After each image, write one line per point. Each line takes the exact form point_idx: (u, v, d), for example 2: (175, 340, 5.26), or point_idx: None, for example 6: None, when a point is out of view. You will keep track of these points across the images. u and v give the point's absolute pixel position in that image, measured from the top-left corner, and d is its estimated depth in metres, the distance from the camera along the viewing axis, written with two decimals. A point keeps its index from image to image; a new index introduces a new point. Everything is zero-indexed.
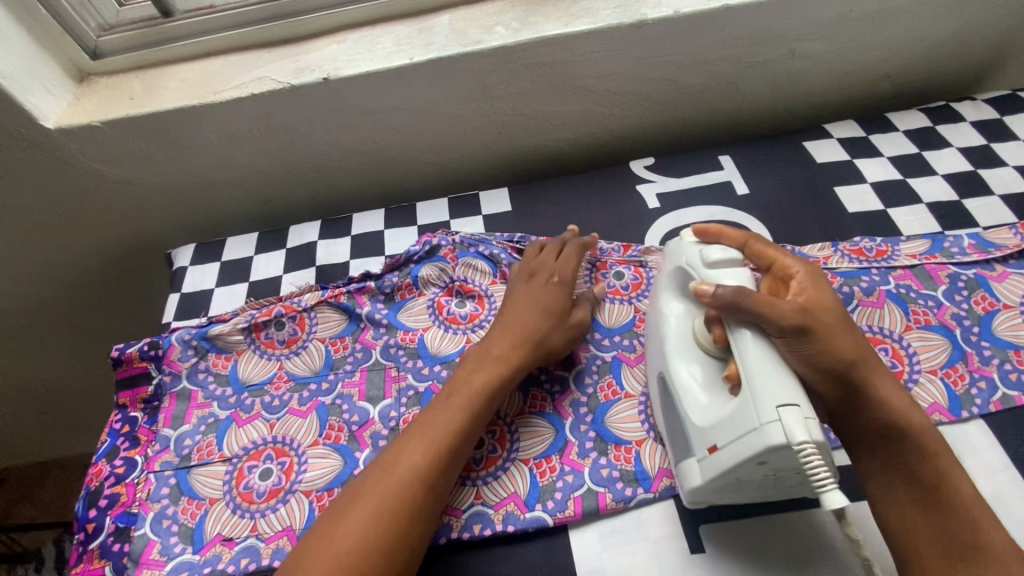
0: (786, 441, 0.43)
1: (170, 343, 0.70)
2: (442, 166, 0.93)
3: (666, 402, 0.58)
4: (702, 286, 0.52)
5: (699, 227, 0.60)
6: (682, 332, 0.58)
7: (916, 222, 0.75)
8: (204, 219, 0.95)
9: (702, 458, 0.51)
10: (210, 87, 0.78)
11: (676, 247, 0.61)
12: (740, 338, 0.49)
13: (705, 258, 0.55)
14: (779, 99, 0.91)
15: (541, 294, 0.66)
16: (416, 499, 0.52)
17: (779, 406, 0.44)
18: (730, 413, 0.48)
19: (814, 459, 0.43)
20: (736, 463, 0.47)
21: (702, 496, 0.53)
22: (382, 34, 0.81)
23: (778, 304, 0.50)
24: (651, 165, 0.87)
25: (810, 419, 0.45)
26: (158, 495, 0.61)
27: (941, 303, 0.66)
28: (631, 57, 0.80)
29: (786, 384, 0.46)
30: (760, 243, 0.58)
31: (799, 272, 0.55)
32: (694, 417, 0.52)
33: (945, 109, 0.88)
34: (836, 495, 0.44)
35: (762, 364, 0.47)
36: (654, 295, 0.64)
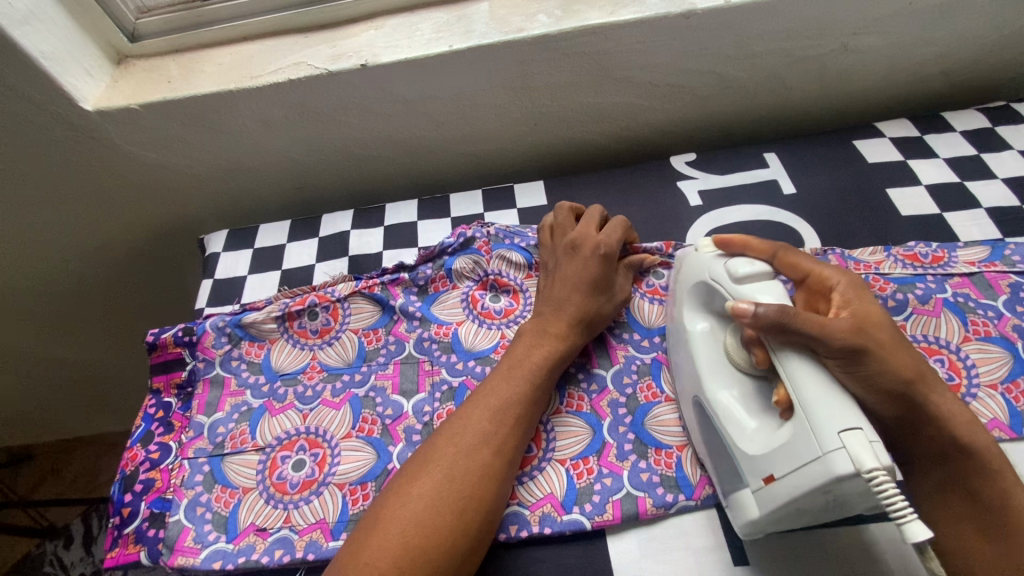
0: (853, 469, 0.41)
1: (204, 329, 0.70)
2: (476, 158, 0.91)
3: (706, 428, 0.55)
4: (739, 304, 0.48)
5: (720, 237, 0.57)
6: (715, 355, 0.55)
7: (974, 228, 0.72)
8: (236, 205, 0.95)
9: (758, 490, 0.48)
10: (247, 72, 0.78)
11: (694, 260, 0.59)
12: (787, 361, 0.47)
13: (734, 274, 0.53)
14: (828, 95, 0.88)
15: (586, 267, 0.64)
16: (460, 517, 0.51)
17: (842, 431, 0.42)
18: (786, 441, 0.46)
19: (888, 487, 0.40)
20: (800, 493, 0.44)
21: (761, 528, 0.50)
22: (420, 20, 0.80)
23: (828, 324, 0.46)
24: (693, 161, 0.84)
25: (876, 442, 0.42)
26: (192, 482, 0.61)
27: (1002, 314, 0.63)
28: (677, 48, 0.78)
29: (844, 406, 0.44)
30: (789, 254, 0.54)
31: (840, 284, 0.52)
32: (744, 447, 0.50)
33: (1005, 109, 0.84)
34: (919, 525, 0.39)
35: (818, 387, 0.45)
36: (675, 309, 0.62)
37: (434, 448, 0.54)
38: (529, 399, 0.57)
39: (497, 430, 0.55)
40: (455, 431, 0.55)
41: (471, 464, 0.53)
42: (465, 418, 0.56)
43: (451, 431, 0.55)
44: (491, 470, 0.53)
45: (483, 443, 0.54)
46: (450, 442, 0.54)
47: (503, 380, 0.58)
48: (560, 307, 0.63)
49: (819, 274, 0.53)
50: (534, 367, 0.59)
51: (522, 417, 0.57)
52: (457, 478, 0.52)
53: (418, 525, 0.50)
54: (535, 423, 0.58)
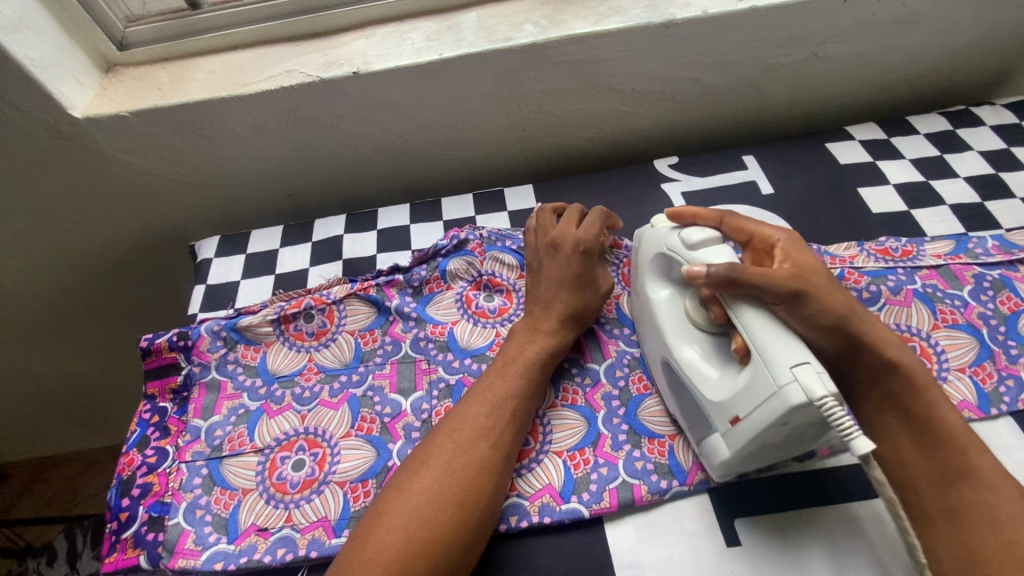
0: (806, 399, 0.44)
1: (199, 334, 0.70)
2: (466, 163, 0.93)
3: (678, 384, 0.59)
4: (693, 269, 0.53)
5: (671, 210, 0.60)
6: (676, 315, 0.59)
7: (939, 224, 0.76)
8: (225, 213, 0.95)
9: (725, 431, 0.51)
10: (239, 79, 0.79)
11: (650, 235, 0.63)
12: (741, 313, 0.50)
13: (687, 242, 0.56)
14: (801, 101, 0.92)
15: (569, 265, 0.66)
16: (444, 489, 0.52)
17: (793, 366, 0.45)
18: (746, 382, 0.49)
19: (836, 410, 0.43)
20: (761, 428, 0.47)
21: (733, 467, 0.53)
22: (410, 30, 0.82)
23: (769, 272, 0.50)
24: (676, 165, 0.87)
25: (823, 372, 0.45)
26: (190, 485, 0.61)
27: (968, 302, 0.67)
28: (658, 57, 0.81)
29: (793, 344, 0.47)
30: (736, 219, 0.59)
31: (781, 240, 0.56)
32: (710, 394, 0.53)
33: (965, 113, 0.89)
34: (864, 440, 0.43)
35: (768, 331, 0.48)
36: (637, 281, 0.66)
37: (433, 443, 0.56)
38: (523, 393, 0.59)
39: (494, 423, 0.57)
40: (451, 424, 0.57)
41: (468, 457, 0.54)
42: (462, 413, 0.57)
43: (449, 428, 0.57)
44: (487, 462, 0.55)
45: (481, 437, 0.55)
46: (449, 435, 0.56)
47: (499, 374, 0.60)
48: (550, 303, 0.65)
49: (762, 233, 0.57)
50: (528, 363, 0.61)
51: (517, 411, 0.58)
52: (453, 470, 0.53)
53: (411, 508, 0.51)
54: (531, 417, 0.60)
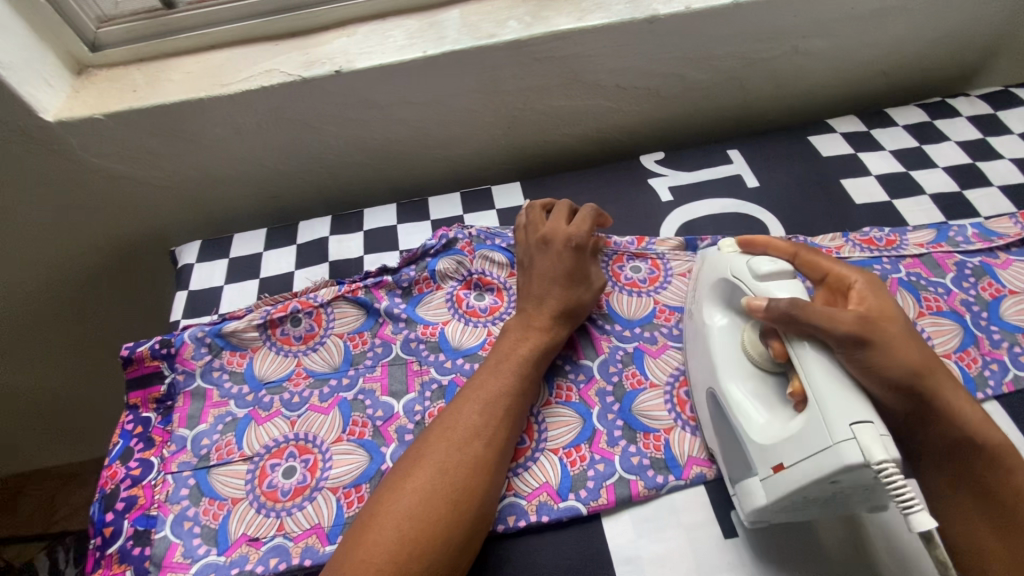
0: (864, 460, 0.42)
1: (182, 341, 0.68)
2: (451, 162, 0.92)
3: (719, 421, 0.57)
4: (755, 301, 0.51)
5: (746, 237, 0.60)
6: (731, 349, 0.57)
7: (921, 213, 0.78)
8: (205, 218, 0.92)
9: (765, 478, 0.49)
10: (217, 80, 0.77)
11: (714, 258, 0.61)
12: (804, 354, 0.49)
13: (755, 271, 0.54)
14: (783, 95, 0.93)
15: (563, 260, 0.66)
16: (445, 502, 0.51)
17: (854, 423, 0.44)
18: (797, 432, 0.47)
19: (896, 478, 0.42)
20: (810, 481, 0.45)
21: (766, 516, 0.51)
22: (392, 27, 0.81)
23: (838, 315, 0.49)
24: (662, 160, 0.88)
25: (886, 436, 0.44)
26: (177, 497, 0.60)
27: (951, 289, 0.68)
28: (641, 52, 0.81)
29: (857, 401, 0.45)
30: (810, 254, 0.58)
31: (858, 282, 0.54)
32: (755, 437, 0.51)
33: (941, 105, 0.91)
34: (924, 516, 0.42)
35: (830, 384, 0.47)
36: (694, 306, 0.64)
37: (425, 442, 0.55)
38: (515, 390, 0.59)
39: (486, 422, 0.56)
40: (443, 430, 0.55)
41: (462, 456, 0.54)
42: (453, 412, 0.57)
43: (442, 426, 0.56)
44: (482, 461, 0.54)
45: (474, 436, 0.55)
46: (442, 434, 0.55)
47: (492, 372, 0.60)
48: (543, 298, 0.65)
49: (838, 273, 0.56)
50: (521, 360, 0.61)
51: (510, 408, 0.58)
52: (447, 471, 0.52)
53: (404, 508, 0.50)
54: (525, 415, 0.60)
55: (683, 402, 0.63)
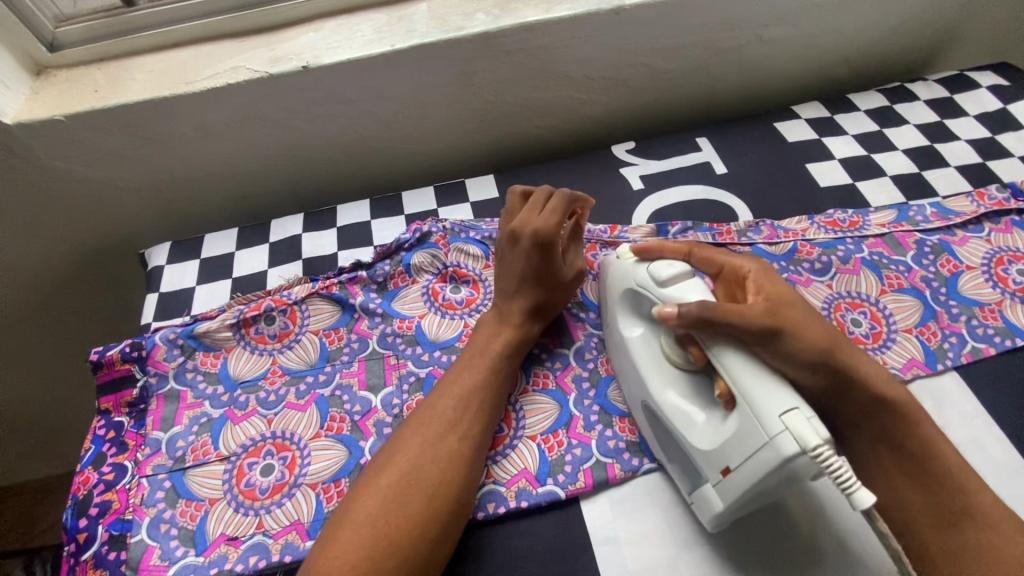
0: (799, 449, 0.44)
1: (154, 343, 0.67)
2: (425, 157, 0.92)
3: (659, 429, 0.57)
4: (665, 310, 0.52)
5: (637, 245, 0.60)
6: (654, 356, 0.57)
7: (883, 194, 0.80)
8: (175, 220, 0.91)
9: (717, 482, 0.50)
10: (182, 78, 0.76)
11: (618, 268, 0.62)
12: (721, 356, 0.50)
13: (658, 278, 0.55)
14: (750, 83, 0.95)
15: (528, 262, 0.64)
16: (421, 499, 0.51)
17: (783, 414, 0.45)
18: (734, 431, 0.48)
19: (831, 459, 0.43)
20: (755, 480, 0.47)
21: (726, 518, 0.52)
22: (360, 22, 0.80)
23: (747, 312, 0.50)
24: (633, 149, 0.89)
25: (813, 418, 0.45)
26: (153, 500, 0.59)
27: (911, 267, 0.71)
28: (609, 43, 0.82)
29: (780, 389, 0.46)
30: (703, 250, 0.60)
31: (753, 271, 0.57)
32: (697, 442, 0.52)
33: (901, 89, 0.93)
34: (864, 493, 0.43)
35: (751, 377, 0.48)
36: (608, 318, 0.64)
37: (401, 438, 0.55)
38: (489, 384, 0.59)
39: (462, 416, 0.56)
40: (418, 423, 0.56)
41: (437, 451, 0.54)
42: (427, 407, 0.57)
43: (417, 422, 0.56)
44: (457, 455, 0.54)
45: (450, 431, 0.55)
46: (418, 430, 0.55)
47: (465, 367, 0.60)
48: (510, 298, 0.64)
49: (732, 265, 0.58)
50: (496, 356, 0.61)
51: (485, 402, 0.58)
52: (421, 467, 0.53)
53: (376, 507, 0.50)
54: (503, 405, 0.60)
55: None
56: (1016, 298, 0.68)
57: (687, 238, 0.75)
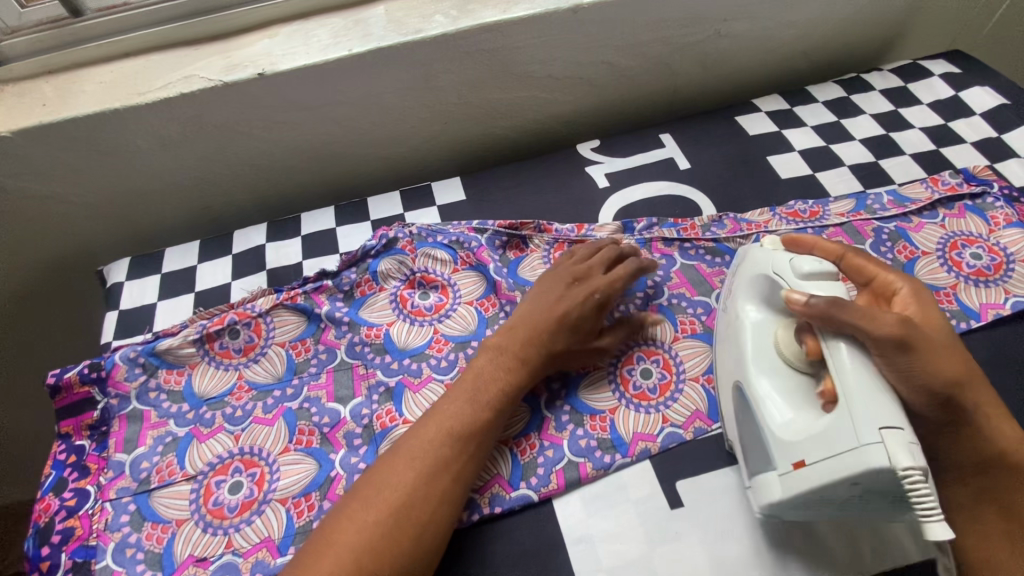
0: (889, 465, 0.42)
1: (113, 363, 0.65)
2: (391, 161, 0.91)
3: (740, 411, 0.56)
4: (794, 295, 0.50)
5: (790, 237, 0.59)
6: (763, 343, 0.56)
7: (841, 184, 0.81)
8: (135, 234, 0.89)
9: (784, 473, 0.49)
10: (133, 88, 0.74)
11: (757, 255, 0.59)
12: (836, 349, 0.48)
13: (799, 269, 0.52)
14: (712, 77, 0.96)
15: (578, 306, 0.62)
16: (407, 542, 0.49)
17: (883, 427, 0.43)
18: (823, 429, 0.47)
19: (920, 485, 0.42)
20: (831, 481, 0.45)
21: (778, 510, 0.51)
22: (317, 26, 0.79)
23: (879, 317, 0.47)
24: (598, 147, 0.89)
25: (914, 444, 0.43)
26: (117, 524, 0.58)
27: (869, 255, 0.72)
28: (569, 42, 0.83)
29: (888, 404, 0.45)
30: (858, 257, 0.57)
31: (904, 289, 0.54)
32: (776, 430, 0.50)
33: (857, 80, 0.95)
34: (942, 527, 0.42)
35: (864, 383, 0.46)
36: (728, 299, 0.62)
37: (389, 469, 0.53)
38: (488, 421, 0.56)
39: (457, 454, 0.54)
40: (410, 455, 0.53)
41: (430, 490, 0.52)
42: (420, 436, 0.55)
43: (407, 453, 0.53)
44: (446, 497, 0.52)
45: (445, 469, 0.53)
46: (409, 464, 0.53)
47: (467, 399, 0.57)
48: (540, 330, 0.61)
49: (885, 278, 0.55)
50: (500, 391, 0.58)
51: (481, 440, 0.55)
52: (411, 504, 0.51)
53: (361, 541, 0.48)
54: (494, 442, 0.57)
55: (627, 381, 0.64)
56: (971, 281, 0.69)
57: (653, 234, 0.76)
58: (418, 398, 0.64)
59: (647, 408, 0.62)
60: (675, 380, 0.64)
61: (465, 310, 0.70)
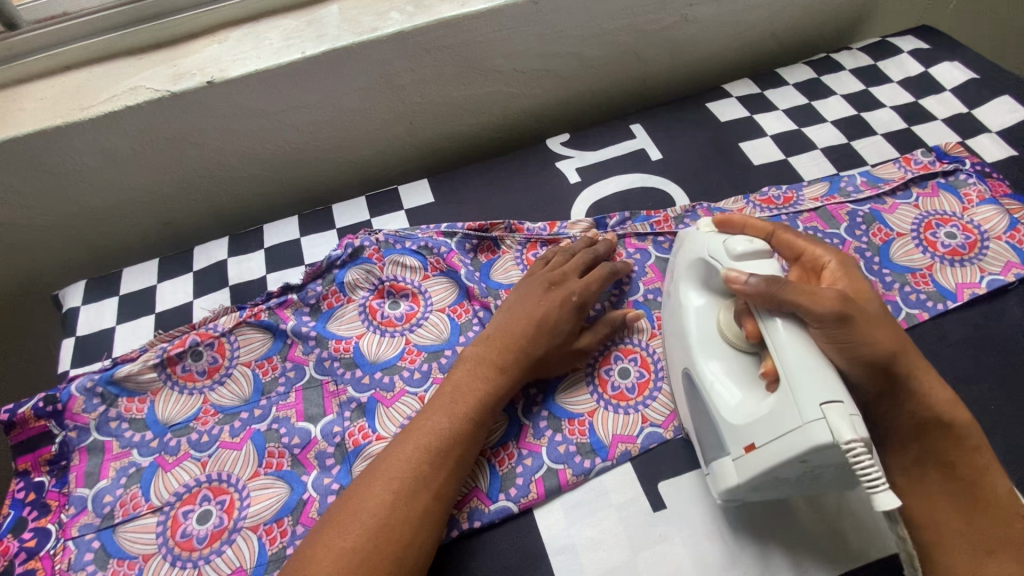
0: (832, 439, 0.41)
1: (70, 394, 0.62)
2: (355, 165, 0.88)
3: (692, 400, 0.55)
4: (732, 274, 0.50)
5: (721, 217, 0.58)
6: (706, 327, 0.54)
7: (814, 167, 0.80)
8: (91, 254, 0.85)
9: (737, 458, 0.48)
10: (75, 103, 0.70)
11: (693, 238, 0.58)
12: (774, 330, 0.47)
13: (732, 251, 0.52)
14: (681, 64, 0.94)
15: (557, 308, 0.61)
16: (387, 565, 0.47)
17: (823, 403, 0.42)
18: (769, 411, 0.46)
19: (864, 457, 0.41)
20: (778, 463, 0.44)
21: (738, 494, 0.50)
22: (268, 29, 0.76)
23: (817, 292, 0.47)
24: (568, 141, 0.87)
25: (855, 415, 0.42)
26: (81, 563, 0.55)
27: (845, 239, 0.71)
28: (532, 34, 0.80)
29: (826, 376, 0.44)
30: (787, 233, 0.57)
31: (831, 263, 0.55)
32: (726, 416, 0.49)
33: (826, 60, 0.94)
34: (888, 495, 0.40)
35: (804, 357, 0.45)
36: (670, 286, 0.60)
37: (368, 489, 0.51)
38: (466, 434, 0.54)
39: (436, 471, 0.52)
40: (388, 473, 0.51)
41: (409, 510, 0.50)
42: (398, 454, 0.53)
43: (387, 472, 0.51)
44: (428, 516, 0.50)
45: (423, 486, 0.51)
46: (387, 484, 0.51)
47: (443, 413, 0.55)
48: (514, 336, 0.59)
49: (812, 252, 0.56)
50: (478, 402, 0.56)
51: (460, 454, 0.53)
52: (390, 527, 0.48)
53: (339, 569, 0.46)
54: (474, 458, 0.55)
55: (605, 382, 0.62)
56: (946, 261, 0.69)
57: (626, 229, 0.74)
58: (391, 413, 0.62)
59: (627, 409, 0.61)
60: (654, 378, 0.63)
61: (437, 318, 0.68)
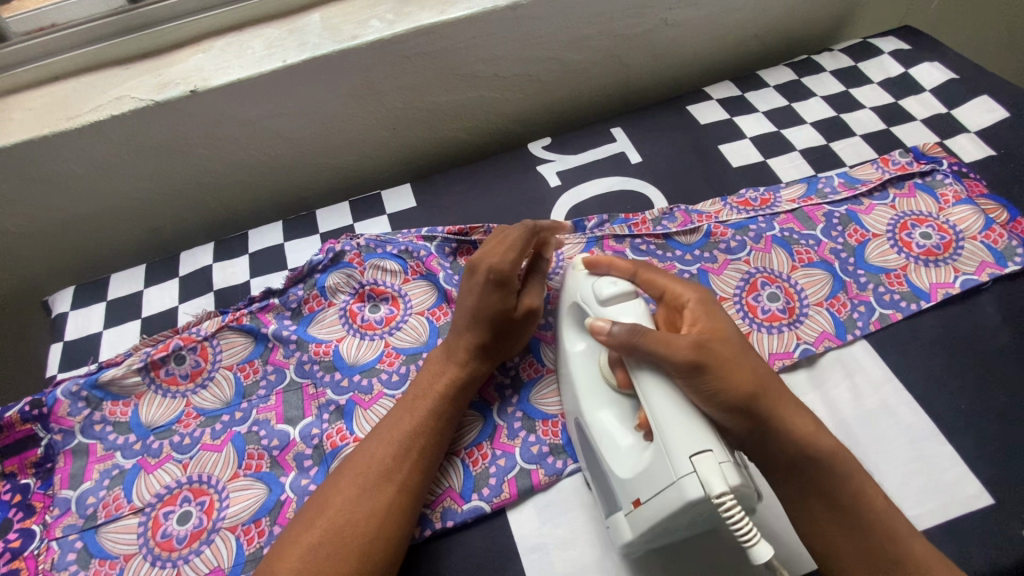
0: (704, 494, 0.42)
1: (56, 398, 0.63)
2: (340, 170, 0.89)
3: (589, 450, 0.55)
4: (597, 323, 0.50)
5: (588, 257, 0.58)
6: (591, 374, 0.55)
7: (792, 169, 0.81)
8: (81, 259, 0.87)
9: (628, 512, 0.48)
10: (62, 113, 0.71)
11: (571, 280, 0.58)
12: (643, 381, 0.48)
13: (598, 295, 0.53)
14: (663, 67, 0.95)
15: (479, 296, 0.60)
16: (354, 560, 0.48)
17: (693, 456, 0.43)
18: (650, 464, 0.46)
19: (735, 510, 0.41)
20: (661, 518, 0.45)
21: (637, 546, 0.50)
22: (251, 38, 0.77)
23: (674, 341, 0.48)
24: (550, 145, 0.88)
25: (726, 463, 0.43)
26: (64, 563, 0.56)
27: (820, 240, 0.72)
28: (512, 40, 0.81)
29: (696, 427, 0.44)
30: (649, 272, 0.56)
31: (691, 301, 0.54)
32: (616, 469, 0.50)
33: (808, 62, 0.94)
34: (764, 546, 0.41)
35: (673, 409, 0.46)
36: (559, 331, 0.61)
37: (335, 486, 0.52)
38: (430, 427, 0.56)
39: (400, 464, 0.53)
40: (354, 469, 0.53)
41: (374, 502, 0.51)
42: (364, 450, 0.54)
43: (353, 468, 0.53)
44: (395, 507, 0.51)
45: (388, 479, 0.52)
46: (353, 479, 0.52)
47: (407, 410, 0.56)
48: (459, 333, 0.60)
49: (672, 291, 0.55)
50: (440, 395, 0.57)
51: (426, 446, 0.55)
52: (356, 521, 0.50)
53: (308, 565, 0.47)
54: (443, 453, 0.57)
55: None
56: (921, 262, 0.69)
57: (604, 231, 0.74)
58: (369, 415, 0.63)
59: None
60: None
61: (416, 321, 0.69)
